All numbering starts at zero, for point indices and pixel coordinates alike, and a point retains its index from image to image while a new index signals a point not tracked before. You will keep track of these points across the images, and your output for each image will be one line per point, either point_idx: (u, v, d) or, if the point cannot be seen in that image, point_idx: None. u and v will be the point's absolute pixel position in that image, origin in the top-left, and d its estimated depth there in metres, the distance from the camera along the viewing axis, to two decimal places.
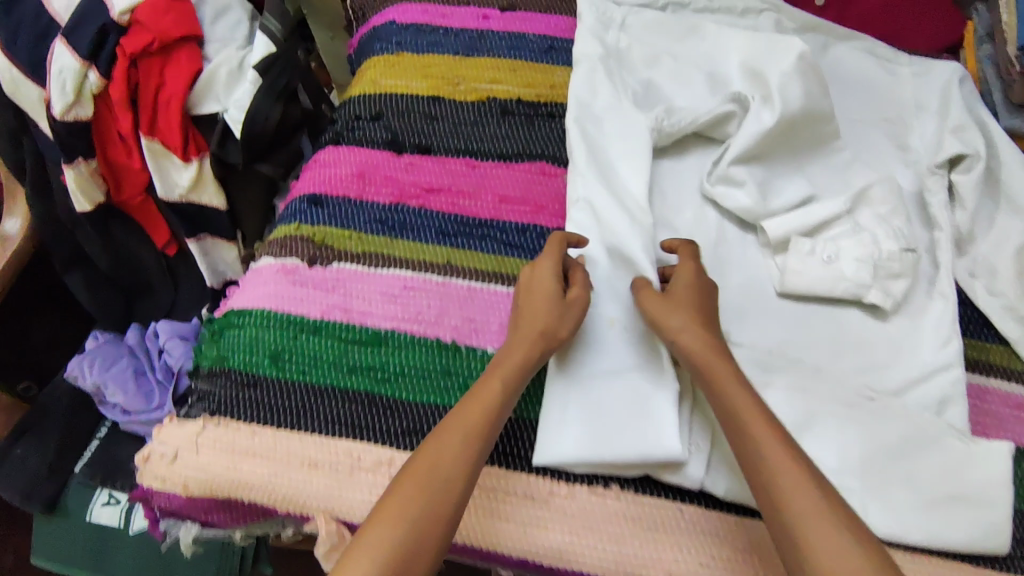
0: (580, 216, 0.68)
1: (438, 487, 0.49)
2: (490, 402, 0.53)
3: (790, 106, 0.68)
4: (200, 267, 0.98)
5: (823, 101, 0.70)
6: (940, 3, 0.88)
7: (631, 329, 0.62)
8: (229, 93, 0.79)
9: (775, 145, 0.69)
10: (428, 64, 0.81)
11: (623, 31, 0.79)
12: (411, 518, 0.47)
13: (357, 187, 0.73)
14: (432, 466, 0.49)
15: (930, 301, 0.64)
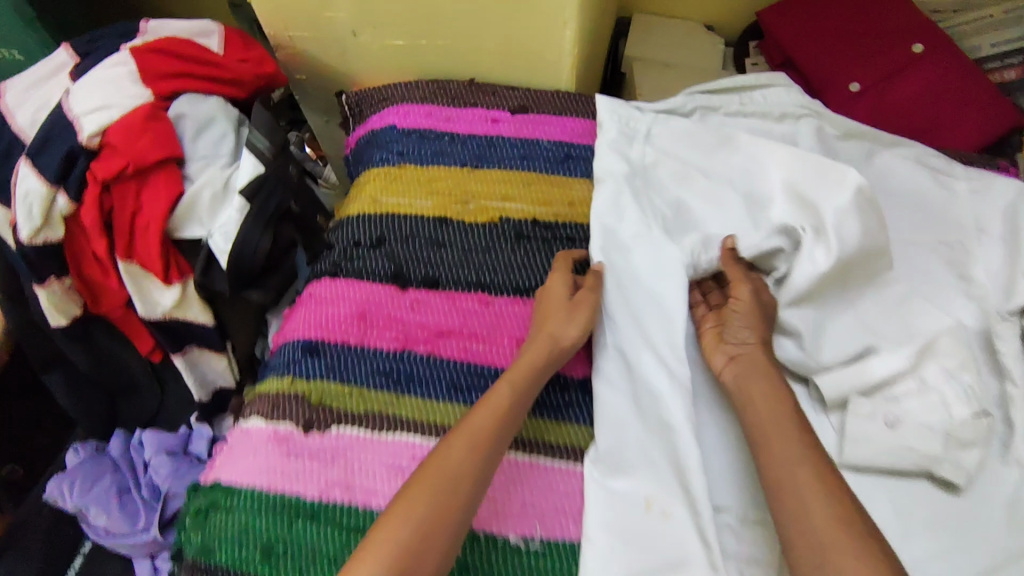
0: (608, 369, 0.61)
1: (448, 485, 0.50)
2: (500, 403, 0.55)
3: (847, 245, 0.60)
4: (187, 379, 0.90)
5: (881, 234, 0.62)
6: (988, 92, 0.81)
7: (674, 516, 0.54)
8: (214, 216, 0.71)
9: (829, 285, 0.61)
10: (432, 178, 0.73)
11: (649, 143, 0.72)
12: (423, 514, 0.49)
13: (357, 331, 0.65)
14: (444, 469, 0.51)
15: (1005, 471, 0.57)
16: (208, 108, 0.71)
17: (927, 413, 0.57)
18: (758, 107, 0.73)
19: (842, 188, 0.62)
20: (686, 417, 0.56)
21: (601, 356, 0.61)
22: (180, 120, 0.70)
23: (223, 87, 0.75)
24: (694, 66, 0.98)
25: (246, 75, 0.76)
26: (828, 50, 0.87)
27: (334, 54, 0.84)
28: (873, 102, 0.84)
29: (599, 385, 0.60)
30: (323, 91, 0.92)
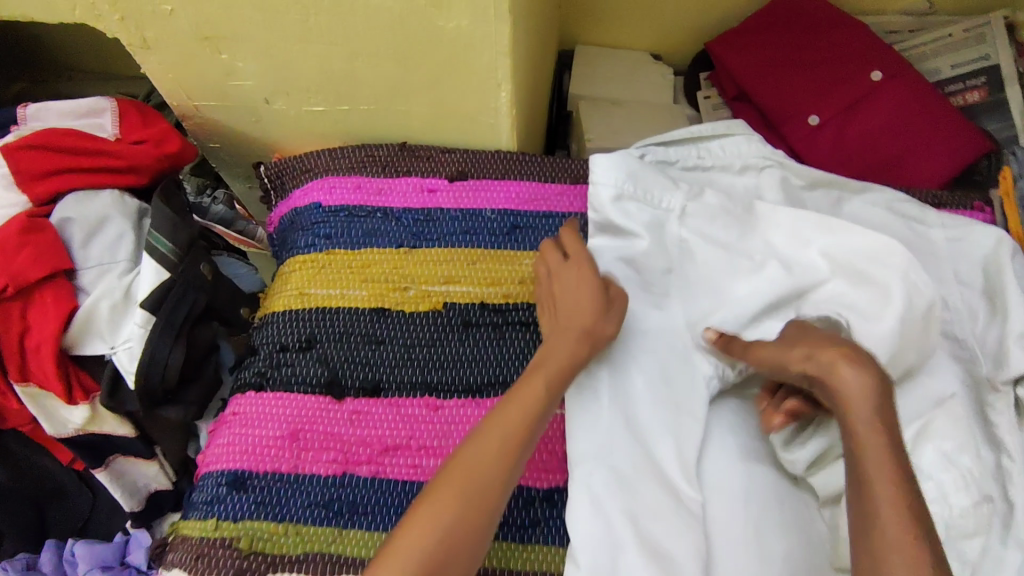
0: (594, 482, 0.53)
1: (477, 486, 0.46)
2: (530, 405, 0.50)
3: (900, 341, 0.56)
4: (115, 490, 0.81)
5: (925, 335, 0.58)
6: (943, 113, 0.77)
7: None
8: (118, 329, 0.62)
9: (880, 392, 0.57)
10: (365, 263, 0.66)
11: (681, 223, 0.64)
12: (450, 518, 0.45)
13: (291, 454, 0.57)
14: (471, 472, 0.47)
15: None
16: (98, 207, 0.63)
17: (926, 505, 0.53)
18: (718, 160, 0.68)
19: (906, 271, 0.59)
20: (677, 538, 0.51)
21: (586, 468, 0.54)
22: (67, 224, 0.61)
23: (116, 177, 0.66)
24: (643, 101, 0.92)
25: (143, 162, 0.68)
26: (781, 82, 0.82)
27: (247, 122, 0.76)
28: (832, 137, 0.79)
29: (579, 505, 0.52)
30: (242, 158, 0.84)
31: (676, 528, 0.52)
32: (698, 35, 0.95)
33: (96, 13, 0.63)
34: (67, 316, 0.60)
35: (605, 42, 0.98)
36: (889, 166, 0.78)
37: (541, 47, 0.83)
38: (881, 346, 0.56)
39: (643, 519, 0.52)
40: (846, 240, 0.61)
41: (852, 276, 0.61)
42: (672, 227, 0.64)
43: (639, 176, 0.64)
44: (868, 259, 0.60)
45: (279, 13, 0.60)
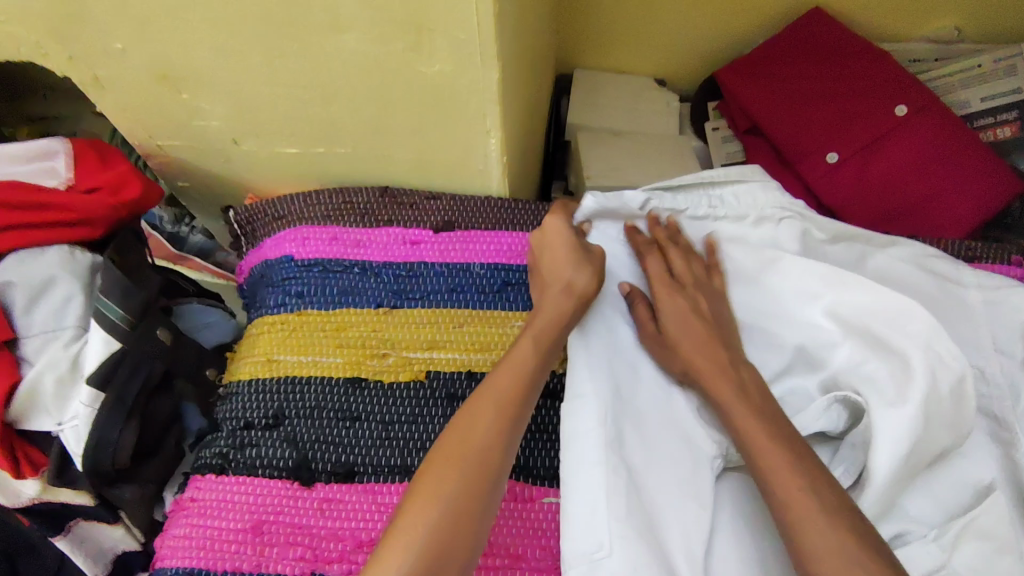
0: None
1: (457, 478, 0.42)
2: (504, 387, 0.46)
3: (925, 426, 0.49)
4: (77, 556, 0.75)
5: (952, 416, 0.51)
6: (966, 148, 0.70)
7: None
8: (66, 403, 0.56)
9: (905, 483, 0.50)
10: (340, 326, 0.60)
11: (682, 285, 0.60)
12: (437, 521, 0.40)
13: (253, 551, 0.51)
14: (453, 474, 0.42)
15: None
16: (44, 267, 0.57)
17: None
18: (730, 212, 0.62)
19: (931, 338, 0.51)
20: None
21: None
22: (8, 288, 0.55)
23: (67, 230, 0.60)
24: (646, 132, 0.85)
25: (98, 213, 0.61)
26: (796, 116, 0.77)
27: (216, 162, 0.70)
28: (851, 177, 0.74)
29: None
30: (214, 198, 0.77)
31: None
32: (704, 60, 0.89)
33: (41, 52, 0.57)
34: (8, 391, 0.53)
35: (605, 67, 0.91)
36: (910, 208, 0.71)
37: (538, 77, 0.77)
38: (904, 431, 0.48)
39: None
40: (861, 297, 0.55)
41: (867, 340, 0.54)
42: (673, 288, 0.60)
43: (635, 226, 0.61)
44: (884, 322, 0.54)
45: (242, 54, 0.54)
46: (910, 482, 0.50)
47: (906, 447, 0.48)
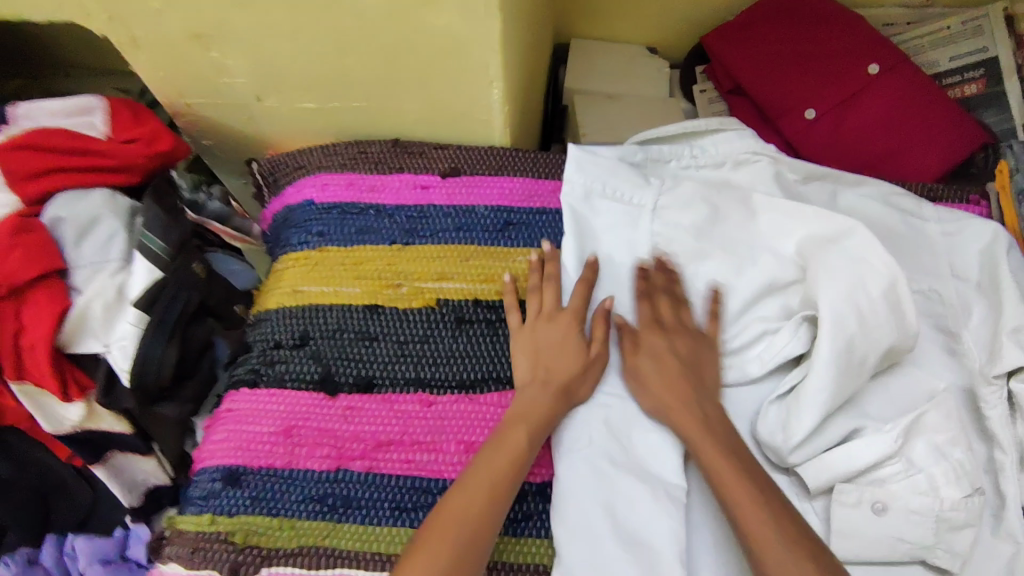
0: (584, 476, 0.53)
1: (489, 510, 0.50)
2: (494, 471, 0.52)
3: (879, 332, 0.53)
4: (113, 486, 0.81)
5: (904, 322, 0.54)
6: (931, 105, 0.77)
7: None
8: (111, 329, 0.62)
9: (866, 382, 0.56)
10: (358, 260, 0.66)
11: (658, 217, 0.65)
12: (456, 540, 0.48)
13: (286, 449, 0.58)
14: (474, 510, 0.50)
15: (998, 544, 0.53)
16: (90, 207, 0.63)
17: (918, 494, 0.52)
18: (710, 158, 0.68)
19: (865, 259, 0.56)
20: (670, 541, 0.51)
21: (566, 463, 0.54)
22: (59, 224, 0.61)
23: (104, 177, 0.66)
24: (637, 96, 0.91)
25: (134, 160, 0.67)
26: (775, 77, 0.83)
27: (240, 119, 0.76)
28: (829, 129, 0.80)
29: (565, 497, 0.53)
30: (235, 155, 0.83)
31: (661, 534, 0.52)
32: (692, 26, 0.95)
33: (83, 11, 0.63)
34: (59, 317, 0.60)
35: (599, 35, 0.97)
36: (882, 157, 0.78)
37: (535, 41, 0.83)
38: (852, 335, 0.53)
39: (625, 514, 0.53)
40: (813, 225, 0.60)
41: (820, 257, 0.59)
42: (648, 220, 0.65)
43: (615, 170, 0.66)
44: (825, 240, 0.59)
45: (266, 13, 0.60)
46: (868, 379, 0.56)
47: (844, 344, 0.53)
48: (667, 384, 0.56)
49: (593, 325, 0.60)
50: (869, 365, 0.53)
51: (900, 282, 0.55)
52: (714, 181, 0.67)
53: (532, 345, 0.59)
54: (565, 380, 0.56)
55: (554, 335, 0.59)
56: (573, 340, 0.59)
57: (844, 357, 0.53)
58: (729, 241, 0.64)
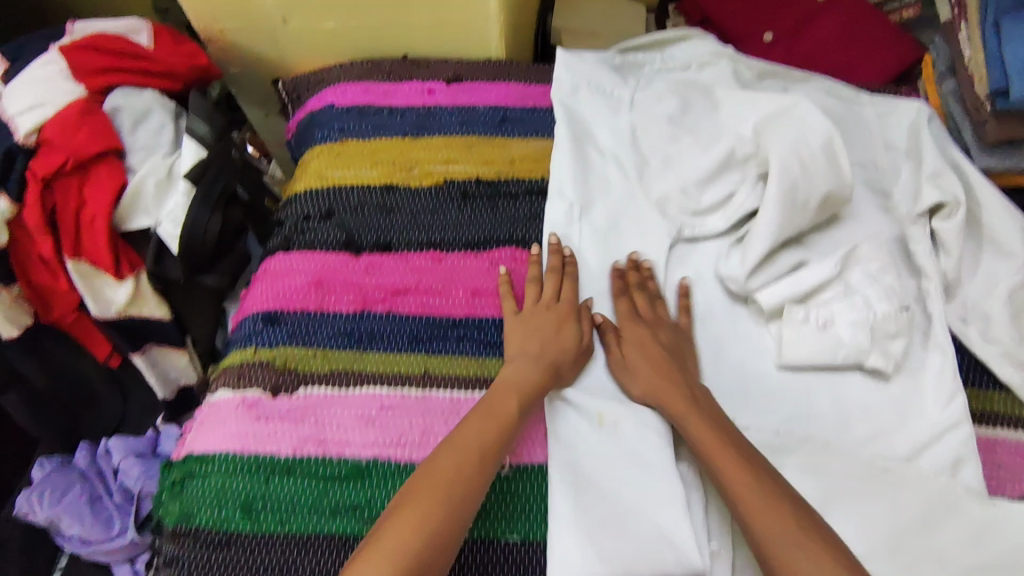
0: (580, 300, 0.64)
1: (448, 521, 0.49)
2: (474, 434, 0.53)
3: (819, 182, 0.63)
4: (149, 379, 0.91)
5: (843, 174, 0.64)
6: (875, 25, 0.87)
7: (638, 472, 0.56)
8: (161, 204, 0.72)
9: (812, 224, 0.66)
10: (375, 149, 0.75)
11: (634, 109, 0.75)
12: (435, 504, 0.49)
13: (317, 297, 0.67)
14: (451, 472, 0.51)
15: (928, 354, 0.62)
16: (143, 100, 0.73)
17: (855, 310, 0.62)
18: (677, 63, 0.79)
19: (807, 129, 0.66)
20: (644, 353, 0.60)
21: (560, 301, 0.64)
22: (117, 112, 0.71)
23: (154, 79, 0.76)
24: (617, 33, 1.02)
25: (179, 68, 0.77)
26: (737, 8, 0.94)
27: (265, 44, 0.86)
28: (785, 51, 0.90)
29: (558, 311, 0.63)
30: (258, 83, 0.93)
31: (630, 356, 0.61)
32: None
33: None
34: (118, 190, 0.70)
35: None
36: (832, 72, 0.88)
37: None
38: (793, 184, 0.63)
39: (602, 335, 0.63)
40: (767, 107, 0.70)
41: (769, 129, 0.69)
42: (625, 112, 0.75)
43: (597, 72, 0.77)
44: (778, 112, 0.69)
45: None
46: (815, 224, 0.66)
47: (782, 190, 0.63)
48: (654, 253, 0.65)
49: (582, 315, 0.62)
50: (810, 207, 0.64)
51: (836, 138, 0.65)
52: (683, 80, 0.77)
53: (530, 328, 0.61)
54: (559, 360, 0.59)
55: (550, 319, 0.61)
56: (569, 329, 0.61)
57: (786, 198, 0.63)
58: (696, 128, 0.74)
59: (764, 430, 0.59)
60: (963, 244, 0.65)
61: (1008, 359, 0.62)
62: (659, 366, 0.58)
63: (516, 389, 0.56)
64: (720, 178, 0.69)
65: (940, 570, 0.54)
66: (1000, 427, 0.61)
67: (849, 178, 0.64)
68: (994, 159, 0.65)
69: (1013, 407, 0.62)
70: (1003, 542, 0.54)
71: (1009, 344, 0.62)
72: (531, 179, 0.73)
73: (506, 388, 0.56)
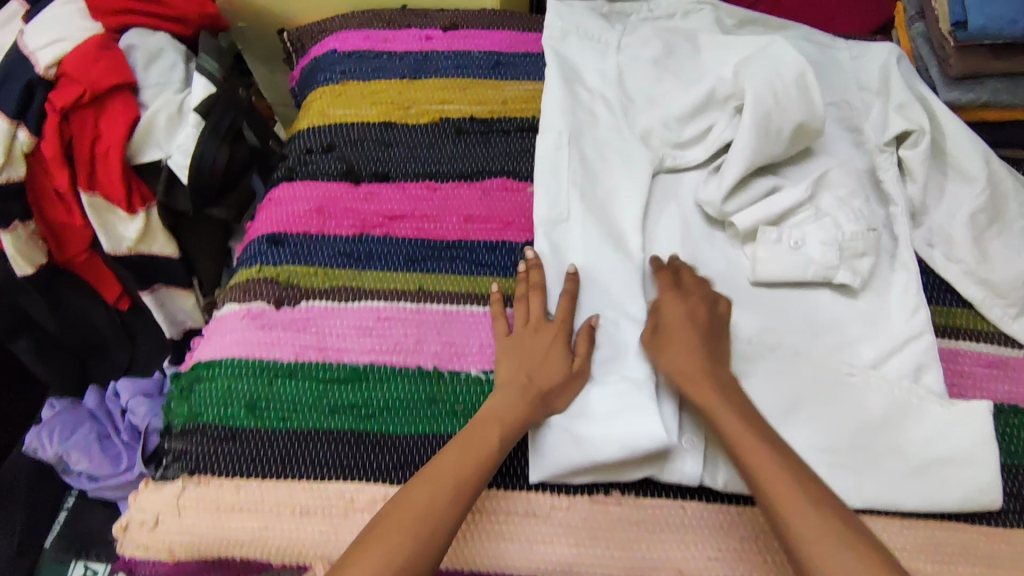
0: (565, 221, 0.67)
1: (412, 566, 0.48)
2: (447, 473, 0.53)
3: (793, 112, 0.67)
4: (157, 319, 0.95)
5: (817, 106, 0.68)
6: None
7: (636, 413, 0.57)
8: (172, 139, 0.77)
9: (789, 153, 0.69)
10: (375, 90, 0.79)
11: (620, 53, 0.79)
12: (399, 542, 0.49)
13: (318, 221, 0.71)
14: (419, 516, 0.50)
15: (893, 273, 0.66)
16: (157, 41, 0.78)
17: (826, 231, 0.65)
18: (663, 11, 0.83)
19: (781, 63, 0.69)
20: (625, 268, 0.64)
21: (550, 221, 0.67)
22: (132, 50, 0.76)
23: (167, 24, 0.81)
24: None
25: (190, 13, 0.81)
26: None
27: None
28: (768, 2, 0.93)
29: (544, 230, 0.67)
30: (263, 37, 0.97)
31: (612, 273, 0.65)
32: None
33: None
34: (131, 123, 0.75)
35: None
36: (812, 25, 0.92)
37: None
38: (768, 115, 0.67)
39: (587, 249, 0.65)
40: (747, 49, 0.75)
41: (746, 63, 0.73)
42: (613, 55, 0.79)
43: (585, 18, 0.81)
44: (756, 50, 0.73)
45: None
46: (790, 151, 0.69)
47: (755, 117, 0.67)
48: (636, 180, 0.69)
49: (577, 338, 0.59)
50: (784, 136, 0.67)
51: (808, 72, 0.68)
52: (667, 26, 0.81)
53: (519, 354, 0.59)
54: (547, 390, 0.57)
55: (541, 344, 0.59)
56: (558, 354, 0.58)
57: (760, 126, 0.67)
58: (680, 69, 0.77)
59: (738, 339, 0.63)
60: (929, 173, 0.68)
61: (969, 277, 0.66)
62: (694, 353, 0.57)
63: (497, 421, 0.55)
64: (700, 117, 0.73)
65: (900, 463, 0.57)
66: (962, 339, 0.65)
67: (821, 109, 0.67)
68: (958, 91, 0.69)
69: (974, 321, 0.65)
70: (963, 438, 0.58)
71: (971, 263, 0.66)
72: (524, 118, 0.77)
73: (490, 418, 0.56)
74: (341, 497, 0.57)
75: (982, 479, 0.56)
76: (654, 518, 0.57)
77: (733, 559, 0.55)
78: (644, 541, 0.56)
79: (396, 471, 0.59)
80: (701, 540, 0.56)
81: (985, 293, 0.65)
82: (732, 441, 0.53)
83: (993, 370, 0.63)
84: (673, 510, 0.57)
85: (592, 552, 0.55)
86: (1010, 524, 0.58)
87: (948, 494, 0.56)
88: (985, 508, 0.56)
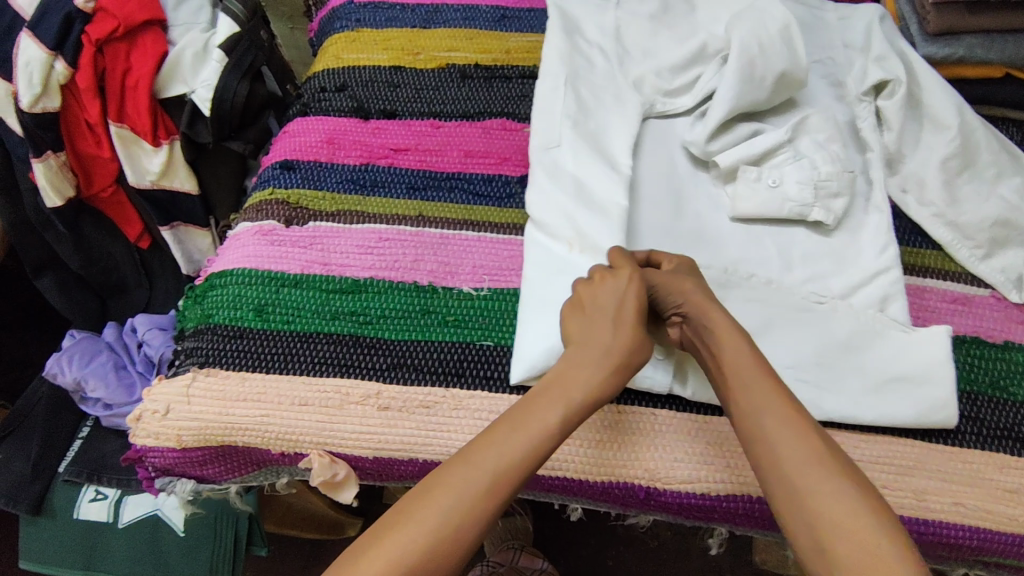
0: (559, 154, 0.71)
1: (447, 547, 0.46)
2: (500, 452, 0.49)
3: (781, 60, 0.71)
4: (174, 255, 1.00)
5: (801, 56, 0.72)
6: None
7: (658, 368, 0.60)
8: (197, 75, 0.84)
9: (775, 97, 0.73)
10: (386, 37, 0.84)
11: (618, 9, 0.82)
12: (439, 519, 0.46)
13: (328, 151, 0.76)
14: (457, 494, 0.47)
15: (867, 215, 0.70)
16: None
17: (805, 171, 0.69)
18: None
19: (770, 17, 0.73)
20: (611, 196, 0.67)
21: (546, 153, 0.72)
22: None
23: None
24: None
25: None
26: None
27: None
28: None
29: (538, 158, 0.71)
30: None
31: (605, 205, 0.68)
32: None
33: None
34: (159, 58, 0.81)
35: None
36: None
37: None
38: (756, 63, 0.71)
39: (578, 177, 0.70)
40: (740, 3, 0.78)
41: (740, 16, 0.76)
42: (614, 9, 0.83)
43: None
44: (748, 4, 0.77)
45: None
46: (778, 95, 0.72)
47: (743, 63, 0.71)
48: (628, 120, 0.73)
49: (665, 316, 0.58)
50: (768, 82, 0.71)
51: (792, 25, 0.73)
52: None
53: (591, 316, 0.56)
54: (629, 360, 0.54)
55: (611, 301, 0.56)
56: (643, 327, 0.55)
57: (747, 70, 0.71)
58: (678, 22, 0.81)
59: (716, 266, 0.66)
60: (906, 122, 0.72)
61: (938, 219, 0.69)
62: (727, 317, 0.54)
63: (562, 400, 0.52)
64: (691, 69, 0.76)
65: (861, 380, 0.61)
66: (929, 277, 0.69)
67: (804, 57, 0.71)
68: (936, 47, 0.73)
69: (941, 262, 0.69)
70: (922, 358, 0.62)
71: (941, 206, 0.69)
72: (528, 67, 0.82)
73: (556, 396, 0.52)
74: (338, 391, 0.62)
75: (938, 397, 0.60)
76: (618, 419, 0.61)
77: (694, 463, 0.59)
78: (615, 441, 0.60)
79: (388, 370, 0.63)
80: (668, 444, 0.60)
81: (952, 234, 0.69)
82: (744, 399, 0.50)
83: (956, 306, 0.67)
84: (637, 413, 0.61)
85: (567, 449, 0.60)
86: (965, 442, 0.61)
87: (905, 410, 0.60)
88: (940, 425, 0.60)
